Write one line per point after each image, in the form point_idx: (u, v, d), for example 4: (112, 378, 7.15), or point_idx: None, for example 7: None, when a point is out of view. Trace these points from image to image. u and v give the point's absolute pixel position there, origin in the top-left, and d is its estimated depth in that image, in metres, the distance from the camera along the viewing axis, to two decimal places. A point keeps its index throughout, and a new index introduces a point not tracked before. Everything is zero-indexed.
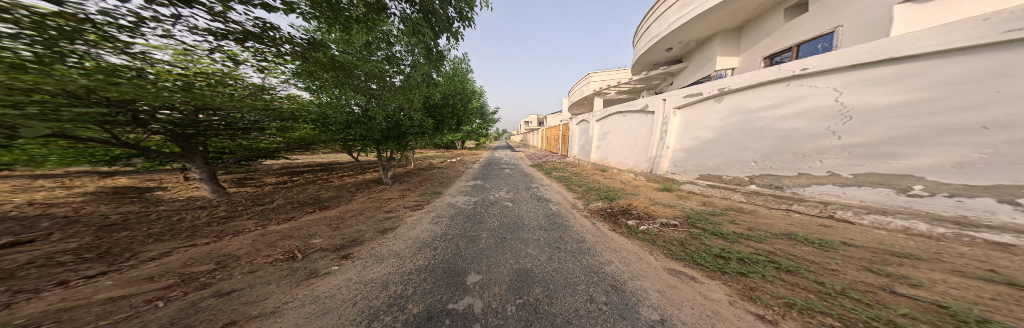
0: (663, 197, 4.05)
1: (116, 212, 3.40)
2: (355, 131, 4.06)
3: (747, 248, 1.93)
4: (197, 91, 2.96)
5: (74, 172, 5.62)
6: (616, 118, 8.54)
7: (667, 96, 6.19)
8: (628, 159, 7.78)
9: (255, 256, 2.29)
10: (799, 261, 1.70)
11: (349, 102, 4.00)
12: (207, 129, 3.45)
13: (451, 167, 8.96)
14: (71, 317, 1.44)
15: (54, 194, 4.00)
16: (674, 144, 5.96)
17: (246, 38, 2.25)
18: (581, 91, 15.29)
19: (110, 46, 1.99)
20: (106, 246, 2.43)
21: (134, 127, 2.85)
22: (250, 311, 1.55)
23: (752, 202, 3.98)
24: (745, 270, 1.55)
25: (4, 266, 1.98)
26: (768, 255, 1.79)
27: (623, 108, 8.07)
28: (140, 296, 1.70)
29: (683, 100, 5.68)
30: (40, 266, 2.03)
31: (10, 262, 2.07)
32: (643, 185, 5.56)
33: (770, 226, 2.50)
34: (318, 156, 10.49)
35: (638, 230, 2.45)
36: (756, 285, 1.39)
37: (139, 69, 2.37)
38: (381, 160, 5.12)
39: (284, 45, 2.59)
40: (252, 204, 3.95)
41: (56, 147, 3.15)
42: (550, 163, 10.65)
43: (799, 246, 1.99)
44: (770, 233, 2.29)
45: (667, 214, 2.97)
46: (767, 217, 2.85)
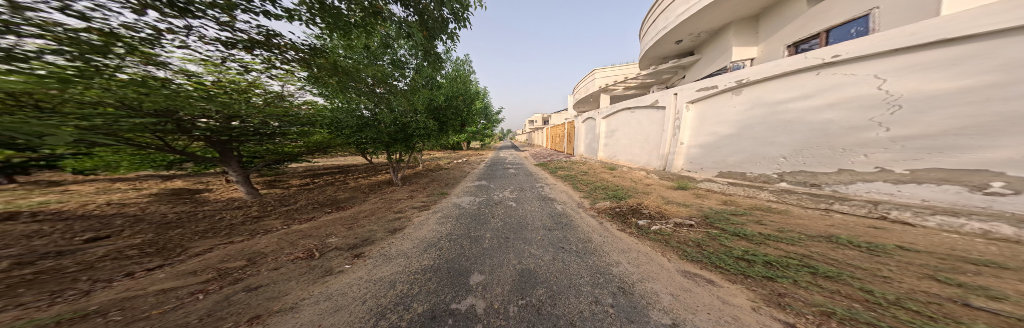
0: (678, 195, 3.79)
1: (170, 211, 3.84)
2: (365, 134, 4.38)
3: (776, 251, 1.73)
4: (221, 100, 3.23)
5: (143, 176, 6.54)
6: (623, 115, 8.35)
7: (678, 91, 5.94)
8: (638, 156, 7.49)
9: (279, 254, 2.47)
10: (842, 266, 1.48)
11: (359, 107, 4.23)
12: (240, 134, 3.85)
13: (457, 167, 9.18)
14: (131, 306, 1.63)
15: (126, 195, 4.65)
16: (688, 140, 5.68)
17: (253, 46, 2.43)
18: (586, 90, 14.82)
19: (135, 58, 2.04)
20: (163, 242, 2.76)
21: (181, 134, 3.23)
22: (271, 306, 1.66)
23: (782, 201, 3.52)
24: (773, 274, 1.38)
25: (86, 259, 2.31)
26: (801, 258, 1.58)
27: (631, 103, 7.77)
28: (180, 289, 1.87)
29: (695, 94, 5.41)
30: (113, 259, 2.35)
31: (91, 254, 2.42)
32: (656, 183, 5.30)
33: (804, 227, 2.23)
34: (337, 159, 11.27)
35: (649, 230, 2.30)
36: (786, 290, 1.22)
37: (175, 83, 2.55)
38: (390, 162, 5.35)
39: (289, 52, 2.70)
40: (279, 204, 4.31)
41: (126, 154, 3.64)
42: (556, 162, 10.52)
43: (840, 250, 1.74)
44: (804, 235, 2.03)
45: (681, 213, 2.77)
46: (801, 217, 2.55)
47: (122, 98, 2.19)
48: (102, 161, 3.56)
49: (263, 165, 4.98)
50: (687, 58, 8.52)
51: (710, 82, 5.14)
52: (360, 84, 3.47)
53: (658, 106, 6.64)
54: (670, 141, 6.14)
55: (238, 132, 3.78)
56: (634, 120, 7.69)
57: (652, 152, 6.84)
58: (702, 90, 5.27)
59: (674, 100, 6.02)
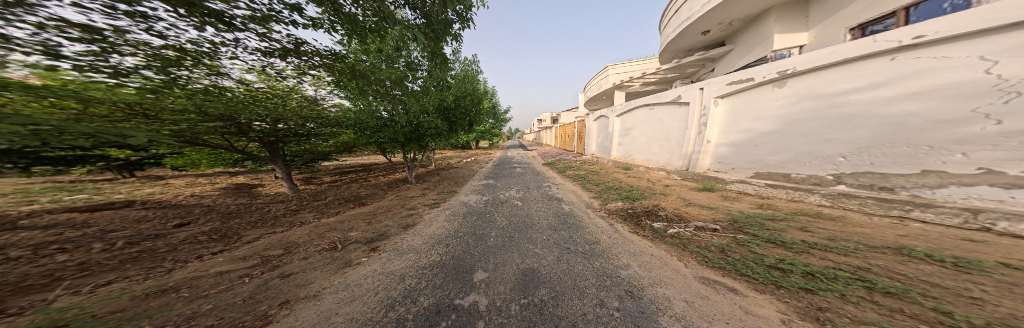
0: (702, 197, 3.44)
1: (232, 203, 4.54)
2: (384, 134, 4.75)
3: (821, 261, 1.46)
4: (274, 105, 3.72)
5: (216, 172, 7.84)
6: (641, 112, 7.91)
7: (708, 85, 5.50)
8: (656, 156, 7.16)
9: (309, 245, 2.75)
10: (909, 282, 1.21)
11: (378, 109, 4.55)
12: (284, 136, 4.44)
13: (468, 166, 9.45)
14: (194, 285, 1.93)
15: (204, 188, 5.63)
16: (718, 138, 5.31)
17: (288, 55, 2.39)
18: (597, 87, 14.27)
19: (202, 70, 2.25)
20: (225, 230, 3.25)
21: (241, 136, 3.84)
22: (299, 292, 1.85)
23: (838, 207, 3.07)
24: (812, 286, 1.17)
25: (170, 242, 2.82)
26: (853, 271, 1.32)
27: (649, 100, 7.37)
28: (233, 273, 2.18)
29: (724, 89, 5.09)
30: (190, 242, 2.84)
31: (176, 237, 2.95)
32: (679, 184, 4.92)
33: (863, 236, 1.87)
34: (363, 159, 12.27)
35: (665, 233, 2.11)
36: (827, 304, 1.03)
37: (234, 91, 2.93)
38: (405, 161, 5.70)
39: (315, 57, 2.71)
40: (313, 199, 4.84)
41: (204, 154, 4.41)
42: (566, 161, 10.36)
43: (912, 264, 1.41)
44: (859, 245, 1.71)
45: (703, 217, 2.49)
46: (861, 225, 2.13)
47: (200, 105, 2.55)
48: (189, 159, 4.37)
49: (302, 163, 5.65)
50: (717, 50, 7.80)
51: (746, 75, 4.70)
52: (377, 86, 3.57)
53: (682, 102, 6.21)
54: (697, 139, 5.73)
55: (283, 134, 4.34)
56: (654, 117, 7.25)
57: (676, 151, 6.40)
58: (733, 83, 4.92)
59: (703, 95, 5.59)
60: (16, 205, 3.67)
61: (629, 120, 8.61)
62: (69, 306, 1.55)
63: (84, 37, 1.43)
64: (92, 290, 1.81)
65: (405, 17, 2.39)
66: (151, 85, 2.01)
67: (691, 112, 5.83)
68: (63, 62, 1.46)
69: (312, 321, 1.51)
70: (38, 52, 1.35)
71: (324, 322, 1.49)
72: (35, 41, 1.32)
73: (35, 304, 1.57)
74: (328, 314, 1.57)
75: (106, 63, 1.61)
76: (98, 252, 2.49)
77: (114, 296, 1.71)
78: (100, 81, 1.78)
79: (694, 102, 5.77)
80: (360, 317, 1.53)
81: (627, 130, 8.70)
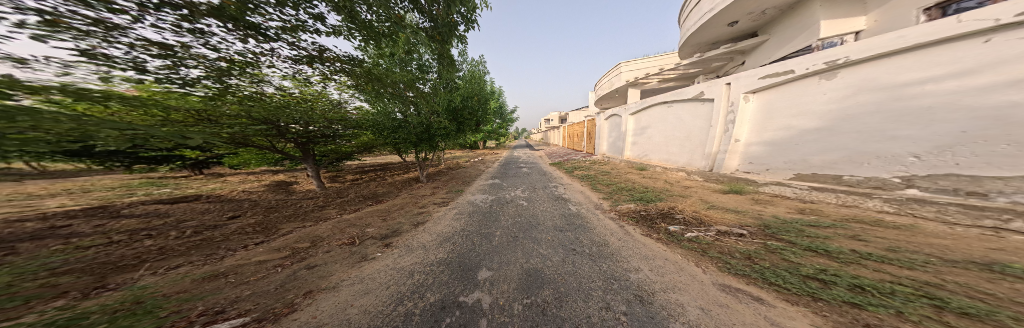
0: (726, 200, 3.46)
1: (273, 198, 5.12)
2: (399, 135, 4.97)
3: (874, 274, 1.34)
4: (308, 108, 4.04)
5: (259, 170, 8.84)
6: (660, 110, 7.75)
7: (739, 79, 5.23)
8: (676, 156, 6.97)
9: (331, 239, 2.97)
10: (984, 299, 1.07)
11: (393, 110, 4.78)
12: (315, 138, 4.85)
13: (476, 166, 9.59)
14: (238, 272, 2.19)
15: (252, 184, 6.43)
16: (751, 136, 5.04)
17: (312, 60, 2.62)
18: (608, 85, 13.61)
19: (246, 79, 2.55)
20: (266, 223, 3.64)
21: (279, 137, 4.19)
22: (320, 284, 1.98)
23: (906, 214, 2.72)
24: (859, 300, 1.07)
25: (224, 232, 3.23)
26: (916, 287, 1.18)
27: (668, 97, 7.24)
28: (270, 262, 2.43)
29: (759, 82, 4.83)
30: (240, 233, 3.24)
31: (230, 228, 3.40)
32: (704, 188, 4.57)
33: (929, 247, 1.70)
34: (381, 158, 13.02)
35: (683, 237, 2.07)
36: (873, 320, 0.95)
37: (271, 98, 3.27)
38: (417, 161, 5.97)
39: (334, 62, 2.87)
40: (336, 196, 5.25)
41: (252, 154, 5.03)
42: (574, 161, 10.14)
43: (1001, 282, 1.21)
44: (921, 256, 1.55)
45: (727, 221, 2.48)
46: (918, 234, 1.98)
47: (248, 109, 2.94)
48: (242, 159, 5.07)
49: (328, 163, 6.17)
50: (748, 42, 7.15)
51: (785, 67, 4.43)
52: (390, 89, 3.75)
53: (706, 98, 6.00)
54: (723, 137, 5.52)
55: (312, 136, 4.67)
56: (674, 115, 7.11)
57: (698, 150, 6.20)
58: (770, 76, 4.65)
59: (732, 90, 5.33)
60: (120, 197, 4.54)
61: (646, 118, 8.45)
62: (147, 284, 1.89)
63: (160, 53, 1.73)
64: (165, 271, 2.17)
65: (414, 21, 2.53)
66: (212, 94, 2.34)
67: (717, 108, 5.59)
68: (146, 74, 1.79)
69: (330, 311, 1.60)
70: (130, 68, 1.69)
71: (341, 313, 1.58)
72: (127, 59, 1.66)
73: (126, 281, 1.96)
74: (344, 306, 1.66)
75: (177, 75, 1.93)
76: (173, 238, 2.97)
77: (179, 278, 2.01)
78: (177, 91, 2.16)
79: (720, 98, 5.55)
80: (372, 309, 1.60)
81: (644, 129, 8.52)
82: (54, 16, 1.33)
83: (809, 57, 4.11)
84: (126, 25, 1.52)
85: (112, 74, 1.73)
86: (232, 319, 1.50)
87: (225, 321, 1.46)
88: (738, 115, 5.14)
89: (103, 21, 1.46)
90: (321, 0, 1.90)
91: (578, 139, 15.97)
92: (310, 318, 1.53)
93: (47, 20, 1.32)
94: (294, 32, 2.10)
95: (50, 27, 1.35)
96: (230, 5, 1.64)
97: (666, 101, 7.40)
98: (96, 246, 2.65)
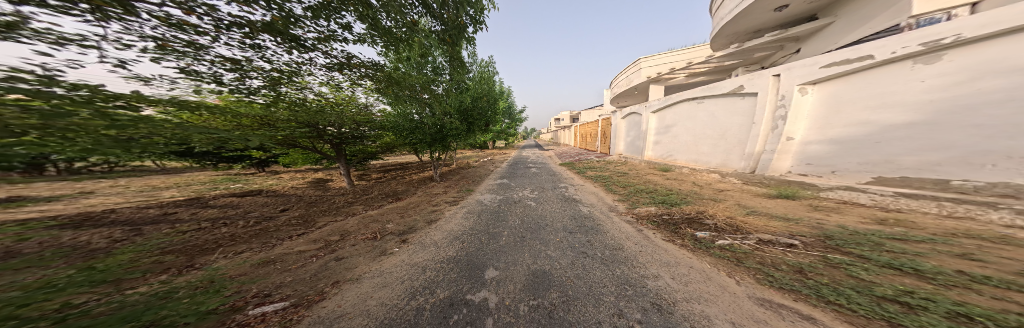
0: (774, 206, 3.25)
1: (312, 194, 5.76)
2: (416, 135, 5.31)
3: (989, 302, 1.17)
4: (346, 114, 4.52)
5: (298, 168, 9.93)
6: (689, 106, 7.40)
7: (794, 69, 4.74)
8: (704, 156, 6.77)
9: (356, 233, 3.20)
10: None
11: (410, 112, 5.07)
12: (347, 141, 5.29)
13: (485, 165, 9.69)
14: (282, 259, 2.43)
15: (296, 180, 7.31)
16: (809, 133, 4.51)
17: (341, 66, 2.94)
18: (626, 81, 12.78)
19: (293, 87, 3.00)
20: (308, 216, 4.11)
21: (318, 139, 4.69)
22: (346, 275, 2.04)
23: None
24: None
25: (277, 223, 3.75)
26: None
27: (698, 92, 7.01)
28: (308, 252, 2.64)
29: (818, 72, 4.34)
30: (289, 224, 3.71)
31: (282, 219, 3.91)
32: (750, 193, 4.03)
33: None
34: (400, 158, 13.87)
35: (712, 245, 2.13)
36: None
37: (310, 102, 3.67)
38: (431, 160, 6.29)
39: (359, 68, 3.17)
40: (363, 193, 5.73)
41: (298, 154, 5.72)
42: (586, 161, 9.89)
43: None
44: None
45: (772, 229, 2.41)
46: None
47: (294, 113, 3.46)
48: (292, 158, 5.87)
49: (357, 162, 6.78)
50: (806, 26, 6.28)
51: (859, 53, 3.87)
52: (408, 91, 4.02)
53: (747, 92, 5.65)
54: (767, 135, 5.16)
55: (344, 138, 5.09)
56: (706, 112, 6.80)
57: (735, 150, 5.91)
58: (837, 64, 4.10)
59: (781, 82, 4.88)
60: (207, 190, 5.58)
61: (673, 116, 8.10)
62: (219, 267, 2.24)
63: (232, 67, 2.14)
64: (233, 255, 2.56)
65: (427, 25, 2.71)
66: (268, 100, 2.79)
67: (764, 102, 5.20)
68: (221, 85, 2.22)
69: (352, 301, 1.65)
70: (212, 80, 2.14)
71: (362, 303, 1.61)
72: (210, 74, 2.09)
73: (207, 262, 2.36)
74: (365, 297, 1.69)
75: (243, 86, 2.36)
76: (242, 227, 3.50)
77: (241, 263, 2.35)
78: (245, 100, 2.61)
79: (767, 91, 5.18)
80: (389, 302, 1.61)
81: (669, 127, 8.22)
82: (163, 42, 1.77)
83: (894, 39, 3.52)
84: (207, 44, 1.91)
85: (202, 88, 2.19)
86: (272, 303, 1.65)
87: (270, 304, 1.63)
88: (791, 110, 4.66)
89: (192, 42, 1.87)
90: (348, 9, 2.17)
91: (592, 139, 15.61)
92: (336, 307, 1.58)
93: (159, 45, 1.76)
94: (329, 42, 2.42)
95: (161, 51, 1.79)
96: (277, 21, 1.98)
97: (695, 96, 7.14)
98: (191, 230, 3.27)
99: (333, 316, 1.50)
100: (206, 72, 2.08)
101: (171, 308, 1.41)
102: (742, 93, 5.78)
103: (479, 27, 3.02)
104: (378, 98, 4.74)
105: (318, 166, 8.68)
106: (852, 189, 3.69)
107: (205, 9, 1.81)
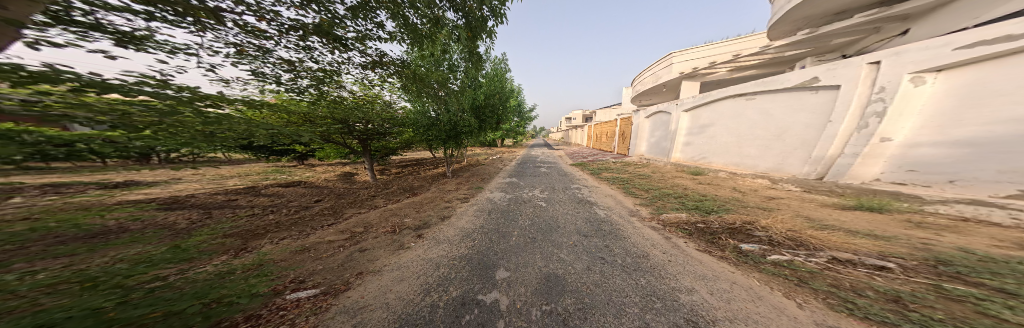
0: (841, 220, 2.72)
1: (341, 186, 6.25)
2: (432, 131, 5.50)
3: None
4: (374, 113, 4.86)
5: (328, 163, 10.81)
6: (734, 103, 6.74)
7: (906, 53, 3.96)
8: (752, 159, 6.17)
9: (378, 226, 3.36)
10: None
11: (428, 109, 5.26)
12: (371, 138, 5.66)
13: (494, 164, 9.69)
14: (315, 247, 2.63)
15: (327, 173, 7.99)
16: (921, 133, 3.80)
17: (374, 64, 3.16)
18: (653, 77, 12.00)
19: (332, 86, 3.29)
20: (337, 207, 4.45)
21: (348, 135, 5.08)
22: (368, 266, 2.12)
23: None
24: None
25: (311, 212, 4.10)
26: None
27: (748, 87, 6.34)
28: (337, 242, 2.81)
29: (948, 56, 3.58)
30: (322, 214, 4.05)
31: (316, 209, 4.28)
32: (813, 204, 3.44)
33: None
34: (416, 155, 14.49)
35: (763, 259, 1.85)
36: None
37: (345, 100, 4.02)
38: (445, 157, 6.47)
39: (385, 66, 3.35)
40: (384, 187, 6.09)
41: (330, 149, 6.26)
42: (602, 161, 9.54)
43: None
44: None
45: (845, 248, 2.01)
46: None
47: (327, 110, 3.78)
48: (325, 152, 6.43)
49: (379, 158, 7.23)
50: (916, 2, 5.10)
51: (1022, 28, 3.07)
52: (428, 89, 4.18)
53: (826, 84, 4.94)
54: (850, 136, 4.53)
55: (370, 134, 5.45)
56: (757, 110, 6.13)
57: (795, 152, 5.37)
58: (984, 44, 3.32)
59: (882, 71, 4.15)
60: (261, 180, 6.40)
61: (710, 115, 7.46)
62: (266, 251, 2.49)
63: (287, 68, 2.39)
64: (278, 240, 2.85)
65: (451, 19, 2.80)
66: (310, 99, 3.08)
67: (851, 96, 4.52)
68: (279, 85, 2.51)
69: (373, 293, 1.68)
70: (274, 81, 2.42)
71: (381, 296, 1.64)
72: (271, 75, 2.37)
73: (257, 246, 2.64)
74: (384, 290, 1.72)
75: (294, 86, 2.64)
76: (285, 215, 3.90)
77: (284, 248, 2.59)
78: (293, 98, 2.92)
79: (856, 84, 4.48)
80: (406, 297, 1.62)
81: (707, 127, 7.56)
82: (241, 47, 2.06)
83: None
84: (271, 48, 2.17)
85: (265, 89, 2.51)
86: (305, 289, 1.74)
87: (304, 290, 1.72)
88: (895, 103, 3.96)
89: (258, 46, 2.11)
90: (381, 8, 2.32)
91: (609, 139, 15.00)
92: (359, 298, 1.63)
93: (237, 51, 2.07)
94: (363, 41, 2.61)
95: (239, 56, 2.09)
96: (324, 22, 2.20)
97: (744, 93, 6.47)
98: (246, 215, 3.74)
99: (356, 307, 1.53)
100: (269, 73, 2.37)
101: (230, 288, 1.55)
102: (816, 86, 5.11)
103: (499, 20, 3.02)
104: (400, 96, 5.03)
105: (345, 161, 9.38)
106: (982, 204, 3.07)
107: (273, 16, 2.08)
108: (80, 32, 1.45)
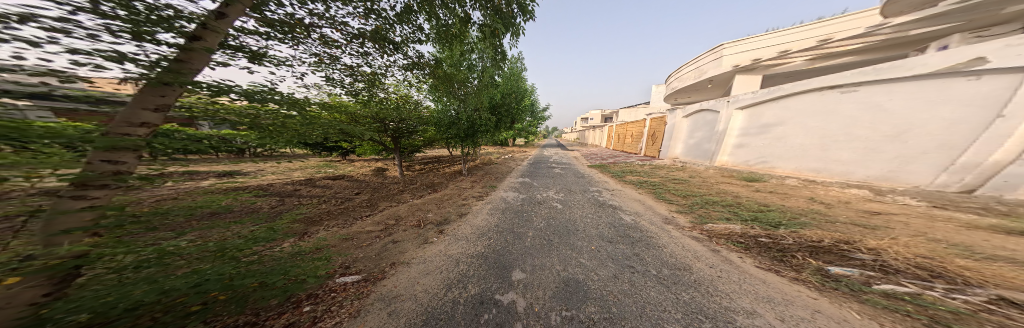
0: (982, 249, 2.02)
1: (375, 180, 6.86)
2: (453, 130, 5.72)
3: None
4: (405, 112, 5.26)
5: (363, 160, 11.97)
6: (819, 98, 5.59)
7: None
8: (849, 165, 5.05)
9: (405, 220, 3.55)
10: None
11: (449, 109, 5.49)
12: (401, 136, 6.13)
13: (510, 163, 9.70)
14: (355, 237, 2.87)
15: (363, 168, 8.87)
16: None
17: (413, 66, 3.42)
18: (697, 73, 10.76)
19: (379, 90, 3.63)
20: (372, 200, 4.88)
21: (382, 132, 5.57)
22: (400, 258, 2.24)
23: None
24: None
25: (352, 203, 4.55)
26: None
27: (847, 76, 5.17)
28: (371, 232, 3.04)
29: None
30: (359, 205, 4.46)
31: (355, 201, 4.74)
32: (935, 225, 2.61)
33: None
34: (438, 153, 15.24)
35: (871, 289, 1.44)
36: None
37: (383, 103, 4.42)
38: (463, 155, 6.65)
39: (420, 68, 3.61)
40: (410, 183, 6.50)
41: (366, 146, 6.94)
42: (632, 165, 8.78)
43: None
44: None
45: (1004, 285, 1.46)
46: None
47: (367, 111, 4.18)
48: (362, 149, 7.13)
49: (406, 155, 7.76)
50: None
51: None
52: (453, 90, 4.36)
53: (997, 66, 3.72)
54: None
55: (401, 132, 5.90)
56: (861, 104, 4.97)
57: (926, 156, 4.24)
58: None
59: None
60: (314, 173, 7.37)
61: (779, 112, 6.31)
62: (320, 237, 2.81)
63: (348, 74, 2.71)
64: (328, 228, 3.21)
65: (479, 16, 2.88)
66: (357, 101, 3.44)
67: None
68: (342, 88, 2.84)
69: (404, 284, 1.76)
70: (338, 86, 2.76)
71: (411, 287, 1.71)
72: (337, 81, 2.71)
73: (312, 232, 3.01)
74: (412, 282, 1.79)
75: (350, 90, 2.98)
76: (331, 205, 4.41)
77: (331, 235, 2.89)
78: (344, 101, 3.29)
79: None
80: (428, 290, 1.65)
81: (772, 127, 6.42)
82: (320, 57, 2.39)
83: None
84: (339, 56, 2.47)
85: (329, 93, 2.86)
86: (350, 275, 1.90)
87: (350, 275, 1.88)
88: None
89: (332, 55, 2.43)
90: (420, 10, 2.50)
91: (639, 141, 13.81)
92: (392, 287, 1.71)
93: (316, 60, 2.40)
94: (406, 44, 2.83)
95: (317, 64, 2.42)
96: (379, 28, 2.45)
97: (836, 84, 5.31)
98: (301, 204, 4.29)
99: (390, 296, 1.61)
100: (337, 79, 2.71)
101: (302, 268, 1.77)
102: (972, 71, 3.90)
103: (527, 16, 3.00)
104: (426, 95, 5.36)
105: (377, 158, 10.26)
106: None
107: (343, 27, 2.36)
108: (231, 53, 1.71)
